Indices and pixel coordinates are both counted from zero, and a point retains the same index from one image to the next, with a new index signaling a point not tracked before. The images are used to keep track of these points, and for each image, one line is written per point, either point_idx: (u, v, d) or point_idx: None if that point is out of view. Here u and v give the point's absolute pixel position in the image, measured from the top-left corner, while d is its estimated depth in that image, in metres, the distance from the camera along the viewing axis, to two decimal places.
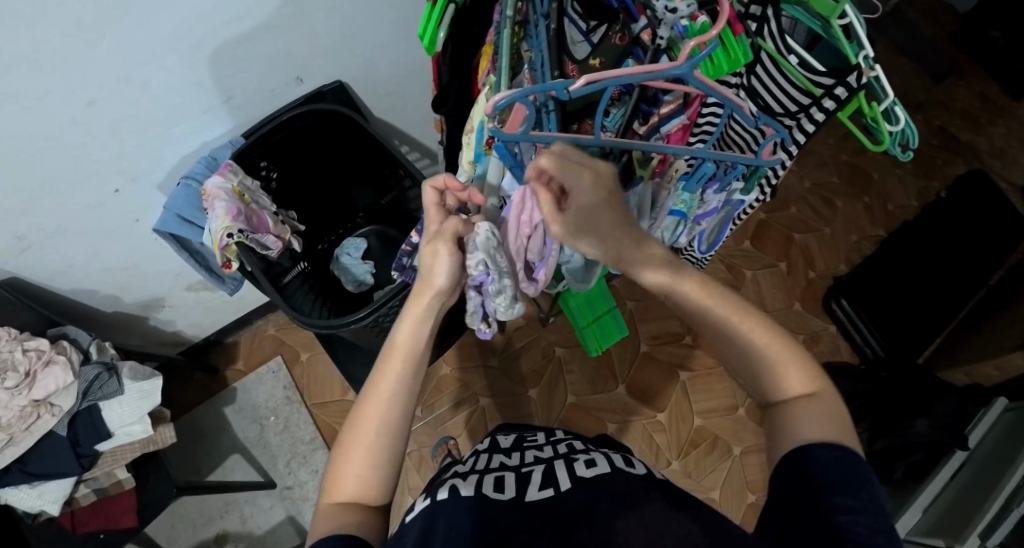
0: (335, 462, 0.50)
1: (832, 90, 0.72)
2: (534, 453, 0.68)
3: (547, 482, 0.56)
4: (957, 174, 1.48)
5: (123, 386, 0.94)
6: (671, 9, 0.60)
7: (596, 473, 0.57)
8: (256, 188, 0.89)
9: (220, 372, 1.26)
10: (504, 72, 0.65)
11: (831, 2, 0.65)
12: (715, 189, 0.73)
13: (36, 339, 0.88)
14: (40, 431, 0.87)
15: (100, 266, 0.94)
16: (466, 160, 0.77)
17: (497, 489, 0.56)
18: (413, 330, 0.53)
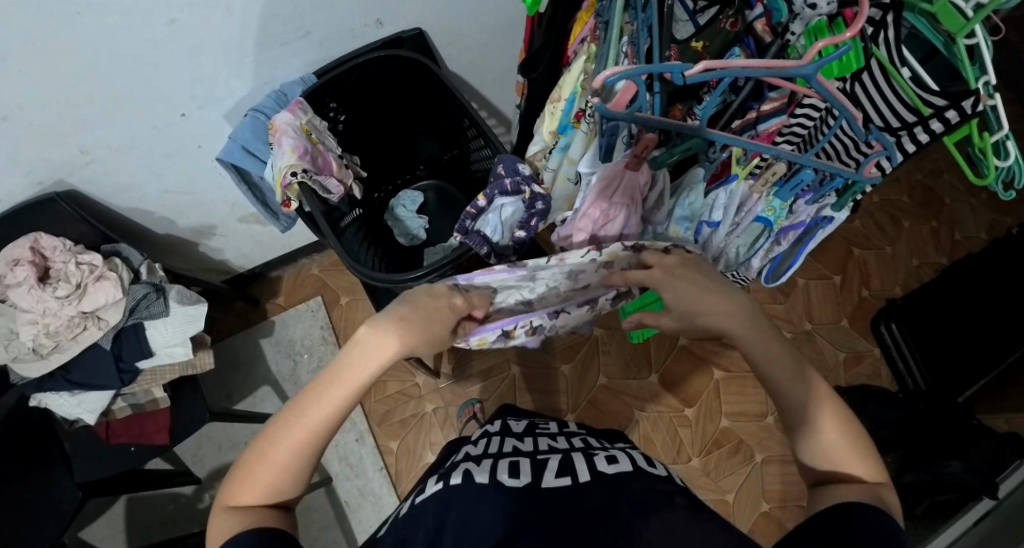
0: (248, 463, 0.47)
1: (943, 111, 0.64)
2: (548, 442, 0.65)
3: (565, 470, 0.54)
4: None
5: (169, 309, 0.94)
6: (810, 6, 0.56)
7: (618, 469, 0.54)
8: (323, 128, 0.87)
9: (261, 304, 1.27)
10: (613, 44, 0.61)
11: (961, 18, 0.59)
12: (806, 200, 0.70)
13: (90, 254, 0.89)
14: (85, 342, 0.88)
15: (160, 188, 0.94)
16: (546, 130, 0.74)
17: (510, 474, 0.54)
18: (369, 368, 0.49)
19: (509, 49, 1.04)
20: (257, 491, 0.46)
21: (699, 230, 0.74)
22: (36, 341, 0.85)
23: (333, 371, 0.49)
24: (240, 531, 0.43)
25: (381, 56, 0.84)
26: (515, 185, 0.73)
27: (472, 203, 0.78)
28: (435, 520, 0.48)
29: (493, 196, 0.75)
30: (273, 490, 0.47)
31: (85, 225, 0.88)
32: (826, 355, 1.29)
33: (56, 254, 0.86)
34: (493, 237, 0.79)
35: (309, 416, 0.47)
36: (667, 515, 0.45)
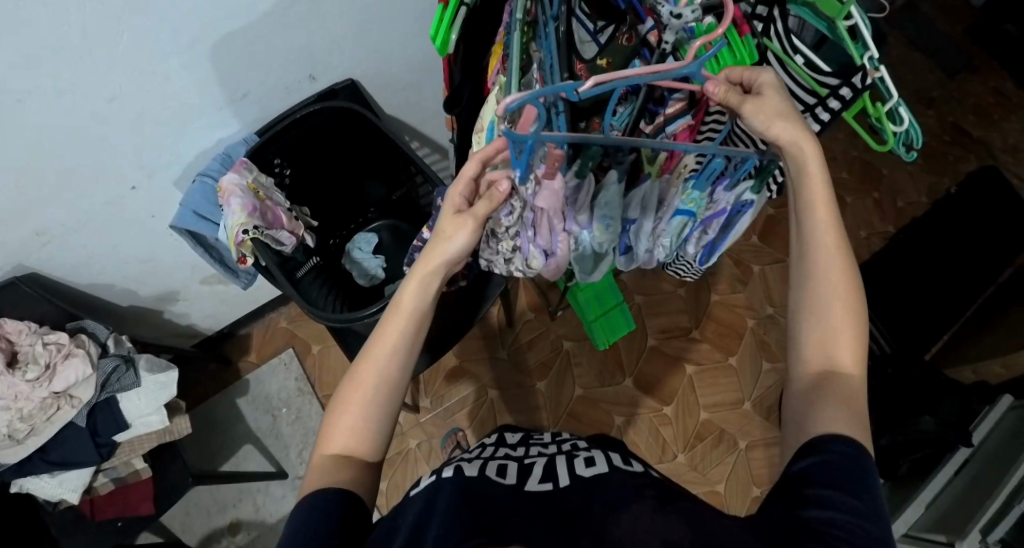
0: (331, 418, 0.53)
1: (837, 90, 0.69)
2: (538, 447, 0.66)
3: (547, 476, 0.56)
4: (969, 171, 1.48)
5: (140, 379, 0.95)
6: (676, 16, 0.59)
7: (595, 472, 0.55)
8: (270, 185, 0.91)
9: (233, 363, 1.28)
10: (514, 73, 0.64)
11: (837, 2, 0.62)
12: (725, 187, 0.73)
13: (56, 333, 0.89)
14: (60, 422, 0.88)
15: (119, 259, 0.96)
16: None
17: (497, 475, 0.56)
18: (418, 294, 0.55)
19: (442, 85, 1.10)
20: (341, 442, 0.52)
21: (623, 228, 0.77)
22: (10, 426, 0.85)
23: (393, 307, 0.55)
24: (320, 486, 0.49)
25: (317, 109, 0.89)
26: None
27: (420, 237, 0.81)
28: (423, 510, 0.50)
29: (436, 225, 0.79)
30: (357, 434, 0.52)
31: (49, 305, 0.89)
32: None
33: (22, 337, 0.87)
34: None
35: (379, 344, 0.53)
36: (620, 505, 0.46)
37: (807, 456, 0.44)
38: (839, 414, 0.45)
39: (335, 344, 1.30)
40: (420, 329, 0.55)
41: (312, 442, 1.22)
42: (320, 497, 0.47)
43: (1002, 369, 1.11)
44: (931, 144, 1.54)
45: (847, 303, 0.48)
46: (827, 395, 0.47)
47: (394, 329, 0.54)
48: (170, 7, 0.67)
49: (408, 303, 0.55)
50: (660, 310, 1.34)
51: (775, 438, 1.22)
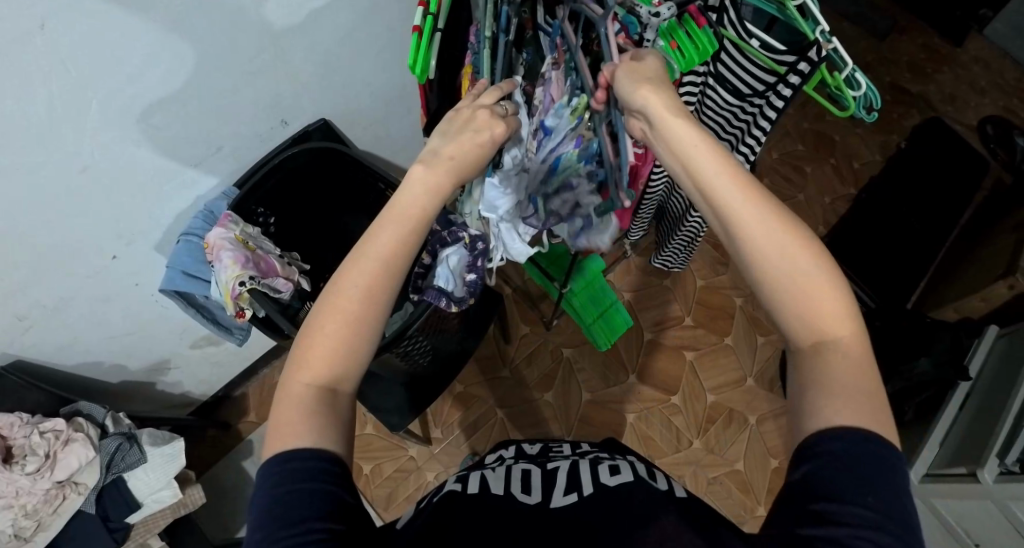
0: (308, 328, 0.43)
1: (795, 65, 0.71)
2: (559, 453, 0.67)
3: (571, 486, 0.56)
4: (914, 125, 1.57)
5: (146, 454, 0.91)
6: (654, 15, 0.59)
7: (620, 480, 0.56)
8: (257, 234, 0.91)
9: (233, 426, 1.23)
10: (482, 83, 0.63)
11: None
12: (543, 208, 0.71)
13: (51, 419, 0.84)
14: (68, 512, 0.84)
15: (105, 335, 0.92)
16: None
17: (520, 491, 0.57)
18: (432, 200, 0.48)
19: (411, 113, 1.10)
20: (321, 362, 0.42)
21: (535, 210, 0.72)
22: (15, 525, 0.80)
23: (390, 208, 0.46)
24: (305, 441, 0.40)
25: (295, 151, 0.89)
26: (454, 233, 0.79)
27: (420, 264, 0.84)
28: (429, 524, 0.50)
29: (436, 248, 0.81)
30: (346, 351, 0.43)
31: (37, 391, 0.85)
32: None
33: (14, 431, 0.82)
34: (448, 287, 0.81)
35: (382, 245, 0.45)
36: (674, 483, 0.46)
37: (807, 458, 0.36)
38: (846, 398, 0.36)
39: None
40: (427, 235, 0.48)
41: None
42: (316, 464, 0.38)
43: (981, 304, 1.16)
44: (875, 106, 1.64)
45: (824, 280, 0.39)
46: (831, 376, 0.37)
47: (401, 231, 0.46)
48: (138, 66, 0.66)
49: (417, 209, 0.47)
50: (651, 303, 1.37)
51: (782, 407, 1.26)
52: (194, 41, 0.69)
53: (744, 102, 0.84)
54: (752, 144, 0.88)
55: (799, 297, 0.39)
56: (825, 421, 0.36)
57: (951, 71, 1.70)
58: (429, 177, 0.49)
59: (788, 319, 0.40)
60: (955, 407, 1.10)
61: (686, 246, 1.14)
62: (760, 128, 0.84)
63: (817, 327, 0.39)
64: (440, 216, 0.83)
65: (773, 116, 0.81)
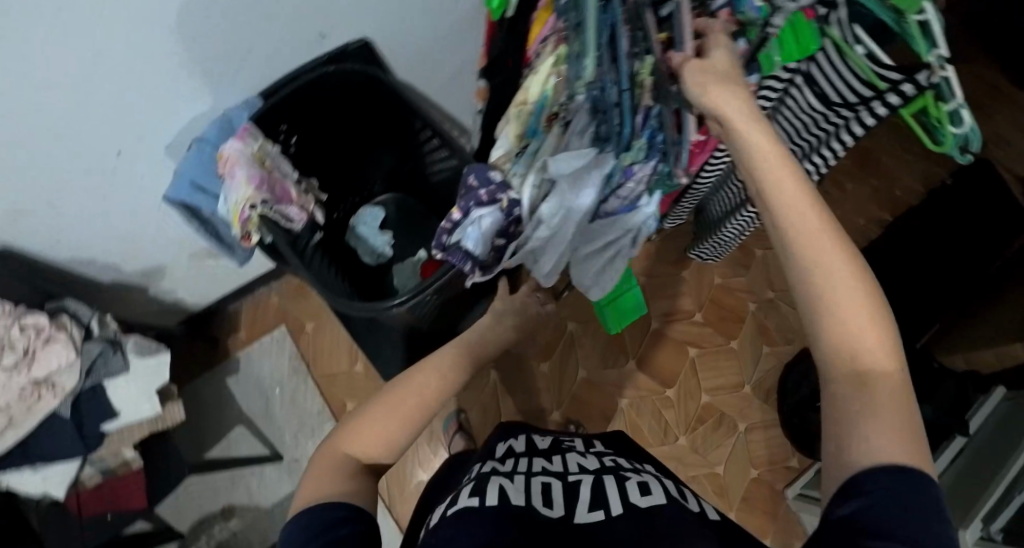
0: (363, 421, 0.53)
1: (899, 85, 0.62)
2: (577, 462, 0.67)
3: (598, 504, 0.55)
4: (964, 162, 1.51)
5: (129, 364, 0.87)
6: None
7: (650, 505, 0.53)
8: (276, 153, 0.82)
9: (222, 342, 1.19)
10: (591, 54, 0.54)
11: None
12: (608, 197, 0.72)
13: (34, 314, 0.79)
14: (41, 413, 0.79)
15: (102, 232, 0.85)
16: (513, 132, 0.70)
17: (543, 506, 0.54)
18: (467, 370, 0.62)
19: (461, 50, 1.00)
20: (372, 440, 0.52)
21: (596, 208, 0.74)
22: None
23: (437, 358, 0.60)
24: (333, 490, 0.45)
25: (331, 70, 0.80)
26: (492, 194, 0.72)
27: (447, 218, 0.76)
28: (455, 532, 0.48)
29: (468, 207, 0.73)
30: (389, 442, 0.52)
31: (22, 284, 0.80)
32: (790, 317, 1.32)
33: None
34: (474, 251, 0.78)
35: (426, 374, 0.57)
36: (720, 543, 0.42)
37: (853, 495, 0.33)
38: (873, 418, 0.35)
39: (329, 321, 1.23)
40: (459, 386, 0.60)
41: (310, 423, 1.17)
42: (331, 509, 0.42)
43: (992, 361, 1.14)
44: None
45: (865, 292, 0.38)
46: (862, 396, 0.37)
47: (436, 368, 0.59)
48: None
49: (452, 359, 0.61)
50: (665, 292, 1.33)
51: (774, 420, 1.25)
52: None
53: (830, 108, 0.76)
54: (833, 151, 0.81)
55: (830, 306, 0.39)
56: (872, 455, 0.34)
57: (1013, 112, 1.62)
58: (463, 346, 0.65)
59: (823, 325, 0.39)
60: (949, 455, 1.06)
61: (720, 246, 1.09)
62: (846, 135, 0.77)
63: (850, 347, 0.38)
64: (476, 167, 0.73)
65: (860, 130, 0.73)
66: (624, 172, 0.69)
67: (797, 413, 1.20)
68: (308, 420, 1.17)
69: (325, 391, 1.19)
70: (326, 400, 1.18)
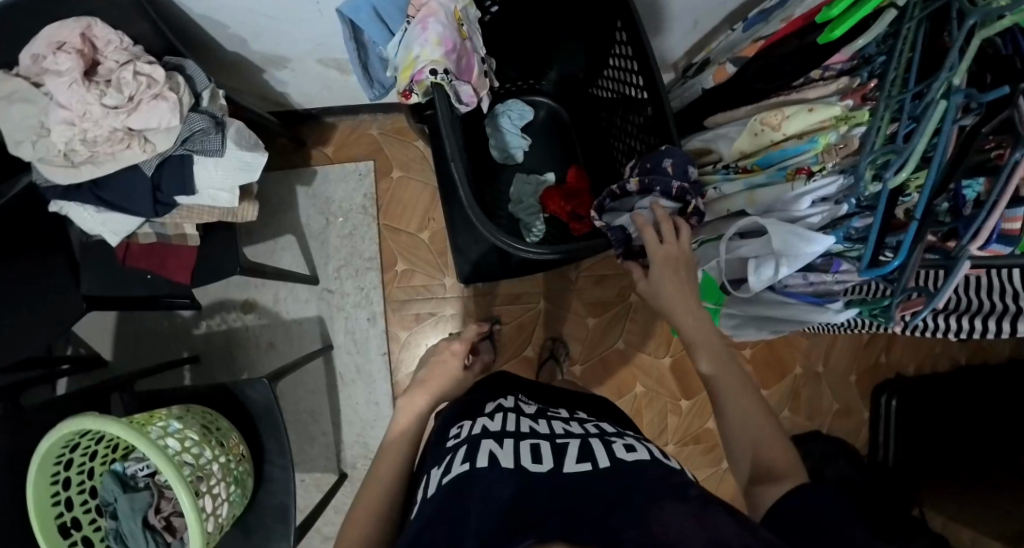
0: (361, 498, 0.62)
1: None
2: (563, 426, 0.66)
3: (585, 457, 0.55)
4: None
5: (224, 149, 0.79)
6: None
7: (636, 458, 0.55)
8: (474, 21, 0.69)
9: (306, 148, 1.12)
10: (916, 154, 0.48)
11: None
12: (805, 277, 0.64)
13: (151, 63, 0.71)
14: (124, 162, 0.74)
15: (246, 9, 0.73)
16: (739, 148, 0.64)
17: (530, 462, 0.54)
18: (410, 419, 0.71)
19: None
20: (359, 525, 0.59)
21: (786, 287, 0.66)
22: (69, 145, 0.72)
23: (392, 431, 0.70)
24: None
25: None
26: (683, 190, 0.64)
27: (620, 184, 0.68)
28: (459, 507, 0.48)
29: (651, 188, 0.65)
30: (373, 515, 0.60)
31: (146, 21, 0.70)
32: (822, 401, 1.35)
33: (108, 51, 0.69)
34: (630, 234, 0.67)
35: (390, 444, 0.68)
36: None
37: None
38: None
39: (416, 180, 1.15)
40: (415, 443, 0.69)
41: (355, 265, 1.14)
42: None
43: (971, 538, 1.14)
44: None
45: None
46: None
47: (397, 443, 0.68)
48: None
49: (402, 428, 0.70)
50: None
51: None
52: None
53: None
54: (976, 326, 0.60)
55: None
56: None
57: None
58: (413, 392, 0.76)
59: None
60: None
61: None
62: (979, 323, 0.60)
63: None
64: (675, 151, 0.65)
65: None
66: (829, 260, 0.62)
67: None
68: (357, 261, 1.14)
69: (385, 242, 1.15)
70: (381, 251, 1.15)
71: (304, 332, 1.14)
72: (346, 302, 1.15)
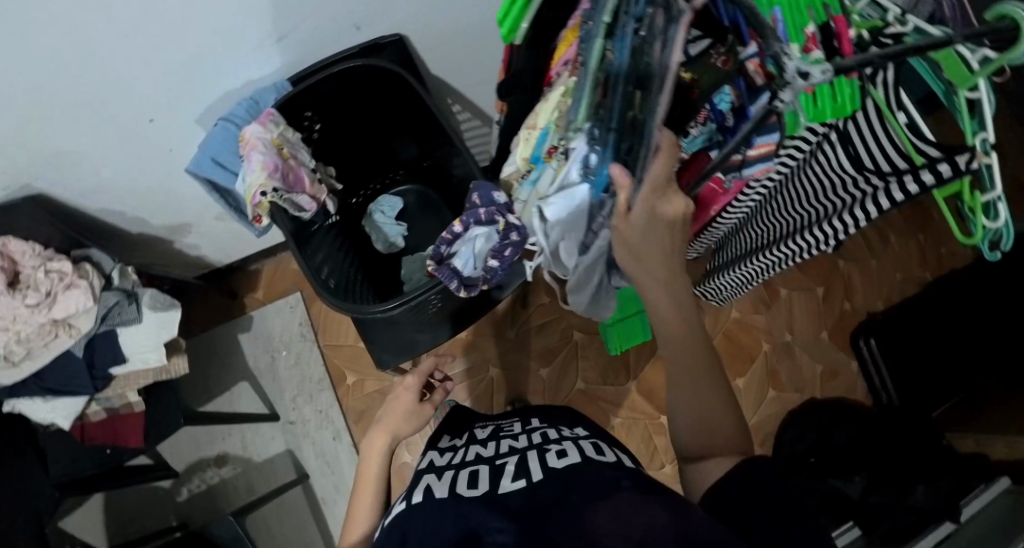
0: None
1: (936, 164, 0.60)
2: (509, 444, 0.72)
3: (520, 474, 0.58)
4: None
5: (142, 315, 0.92)
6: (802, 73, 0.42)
7: (566, 464, 0.58)
8: (296, 140, 0.83)
9: (238, 298, 1.24)
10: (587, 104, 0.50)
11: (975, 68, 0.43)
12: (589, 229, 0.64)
13: (60, 259, 0.86)
14: (57, 349, 0.87)
15: (132, 189, 0.91)
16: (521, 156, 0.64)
17: (466, 487, 0.59)
18: (376, 463, 0.73)
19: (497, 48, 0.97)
20: None
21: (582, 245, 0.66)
22: (7, 348, 0.85)
23: (359, 486, 0.72)
24: None
25: (361, 64, 0.79)
26: (490, 215, 0.72)
27: (449, 229, 0.77)
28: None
29: (468, 223, 0.73)
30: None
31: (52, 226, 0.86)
32: (805, 369, 1.28)
33: (24, 259, 0.84)
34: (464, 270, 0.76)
35: (360, 498, 0.71)
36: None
37: None
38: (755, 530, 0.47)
39: None
40: (385, 485, 0.72)
41: (306, 390, 1.20)
42: None
43: None
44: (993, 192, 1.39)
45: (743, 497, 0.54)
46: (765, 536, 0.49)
47: (366, 491, 0.71)
48: None
49: (370, 479, 0.72)
50: None
51: None
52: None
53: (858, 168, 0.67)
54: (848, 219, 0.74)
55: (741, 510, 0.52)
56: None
57: None
58: (372, 437, 0.77)
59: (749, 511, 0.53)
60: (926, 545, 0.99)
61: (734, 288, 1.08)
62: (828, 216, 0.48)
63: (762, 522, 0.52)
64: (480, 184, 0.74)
65: (882, 207, 0.68)
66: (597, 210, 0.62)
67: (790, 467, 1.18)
68: (308, 384, 1.20)
69: (331, 360, 1.22)
70: (329, 370, 1.21)
71: (277, 468, 1.18)
72: (310, 427, 1.20)
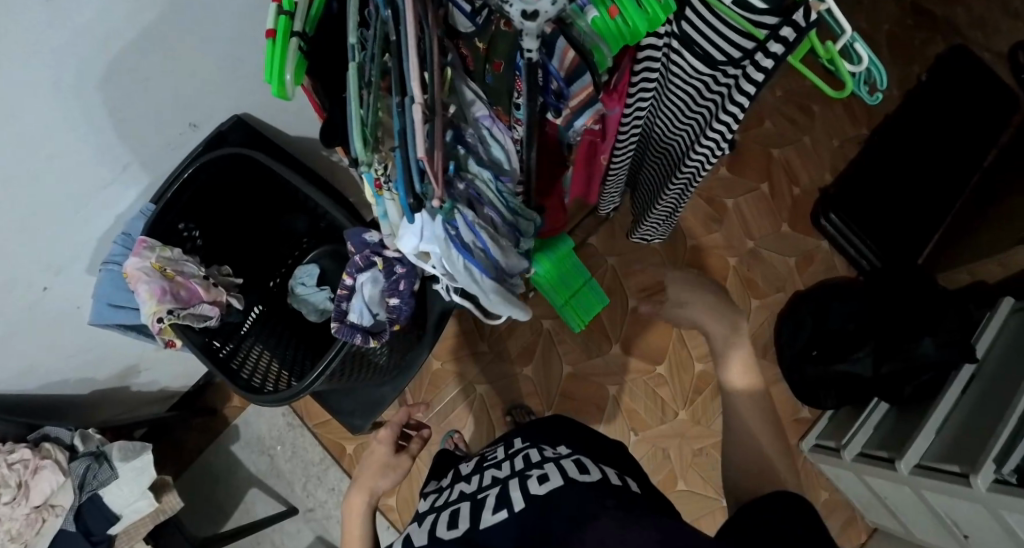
0: None
1: (778, 30, 0.49)
2: (493, 472, 0.60)
3: (501, 504, 0.51)
4: (940, 53, 1.32)
5: (117, 470, 0.94)
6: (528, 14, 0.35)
7: (549, 489, 0.50)
8: (179, 256, 0.84)
9: (218, 413, 1.24)
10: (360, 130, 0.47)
11: None
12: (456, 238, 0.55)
13: (19, 449, 0.86)
14: (50, 532, 0.87)
15: (62, 356, 0.92)
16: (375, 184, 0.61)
17: (447, 530, 0.52)
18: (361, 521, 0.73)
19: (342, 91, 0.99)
20: None
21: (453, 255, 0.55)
22: None
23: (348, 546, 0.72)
24: None
25: (208, 160, 0.78)
26: (366, 256, 0.72)
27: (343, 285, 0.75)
28: None
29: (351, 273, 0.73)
30: None
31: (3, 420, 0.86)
32: (777, 267, 1.25)
33: None
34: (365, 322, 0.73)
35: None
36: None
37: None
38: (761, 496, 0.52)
39: None
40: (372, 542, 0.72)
41: (314, 473, 1.22)
42: None
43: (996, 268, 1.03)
44: (893, 29, 1.37)
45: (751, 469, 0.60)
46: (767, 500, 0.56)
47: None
48: None
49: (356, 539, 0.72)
50: (636, 268, 1.25)
51: (776, 375, 1.22)
52: (47, 64, 0.56)
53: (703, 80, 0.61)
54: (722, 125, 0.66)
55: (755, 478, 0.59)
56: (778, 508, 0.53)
57: None
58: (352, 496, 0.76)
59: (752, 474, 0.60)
60: (956, 391, 0.94)
61: (665, 219, 1.04)
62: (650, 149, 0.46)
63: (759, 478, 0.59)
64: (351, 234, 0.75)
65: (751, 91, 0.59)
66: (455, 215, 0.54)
67: (796, 367, 1.15)
68: (312, 469, 1.22)
69: (324, 436, 1.24)
70: (326, 447, 1.23)
71: None
72: (329, 507, 1.22)
